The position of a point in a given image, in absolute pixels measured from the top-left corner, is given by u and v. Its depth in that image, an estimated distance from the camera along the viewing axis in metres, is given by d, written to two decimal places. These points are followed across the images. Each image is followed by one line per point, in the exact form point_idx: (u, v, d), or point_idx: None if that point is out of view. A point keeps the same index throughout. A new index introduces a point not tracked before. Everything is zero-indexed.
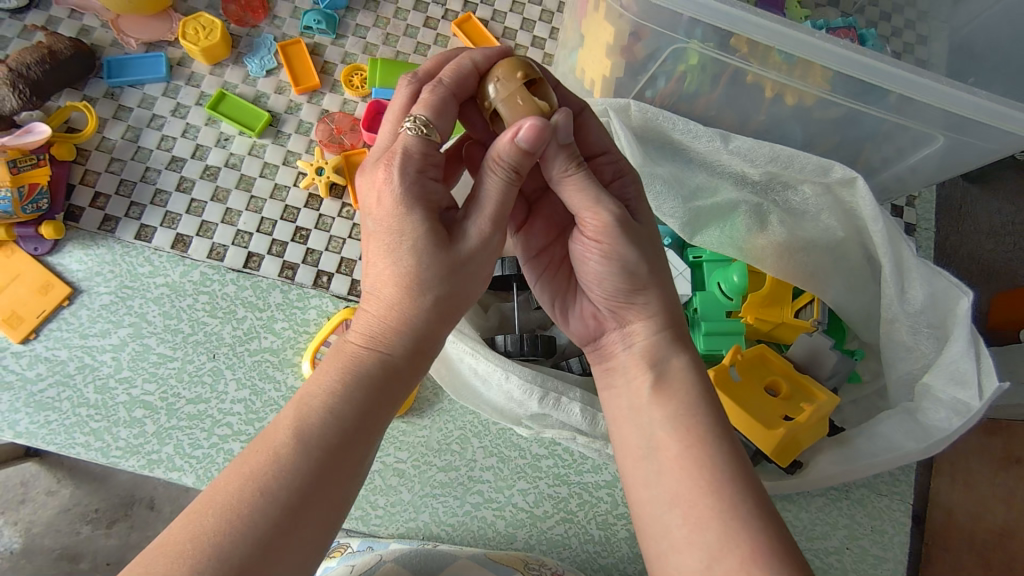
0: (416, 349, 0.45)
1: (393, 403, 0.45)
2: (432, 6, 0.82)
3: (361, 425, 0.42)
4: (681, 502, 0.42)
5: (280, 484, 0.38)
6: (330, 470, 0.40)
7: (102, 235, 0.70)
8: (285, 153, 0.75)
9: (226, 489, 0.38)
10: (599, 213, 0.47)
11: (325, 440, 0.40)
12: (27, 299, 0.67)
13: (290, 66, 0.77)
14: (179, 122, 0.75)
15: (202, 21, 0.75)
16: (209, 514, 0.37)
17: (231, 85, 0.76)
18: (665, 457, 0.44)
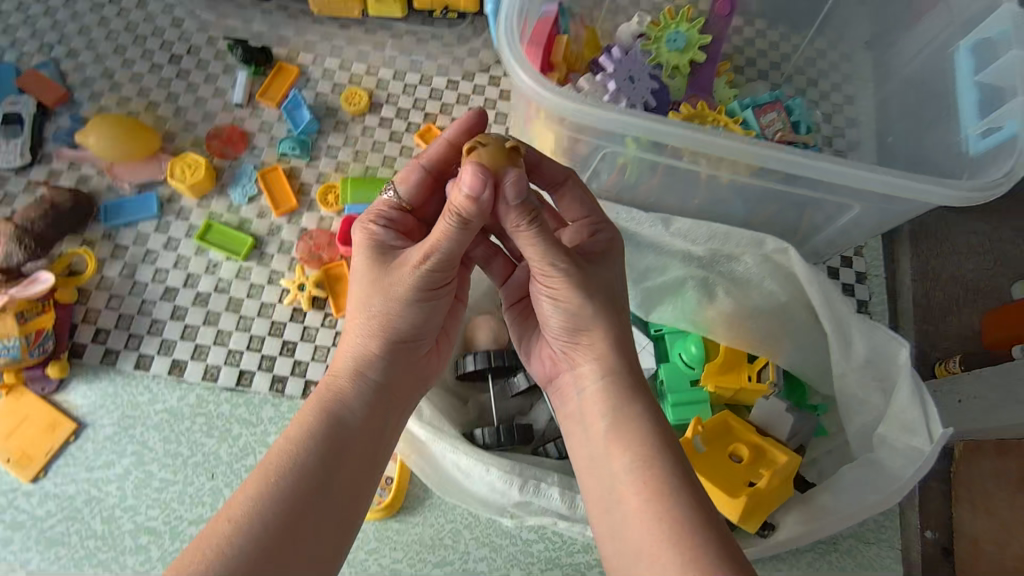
0: (379, 384, 0.55)
1: (362, 433, 0.53)
2: (395, 121, 0.90)
3: (332, 451, 0.50)
4: (653, 550, 0.45)
5: (261, 508, 0.45)
6: (307, 506, 0.47)
7: (105, 368, 0.75)
8: (270, 273, 0.81)
9: (211, 532, 0.44)
10: (549, 262, 0.53)
11: (301, 481, 0.47)
12: (35, 437, 0.71)
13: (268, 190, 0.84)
14: (171, 253, 0.81)
15: (188, 160, 0.83)
16: (203, 541, 0.44)
17: (218, 214, 0.83)
18: (638, 502, 0.47)
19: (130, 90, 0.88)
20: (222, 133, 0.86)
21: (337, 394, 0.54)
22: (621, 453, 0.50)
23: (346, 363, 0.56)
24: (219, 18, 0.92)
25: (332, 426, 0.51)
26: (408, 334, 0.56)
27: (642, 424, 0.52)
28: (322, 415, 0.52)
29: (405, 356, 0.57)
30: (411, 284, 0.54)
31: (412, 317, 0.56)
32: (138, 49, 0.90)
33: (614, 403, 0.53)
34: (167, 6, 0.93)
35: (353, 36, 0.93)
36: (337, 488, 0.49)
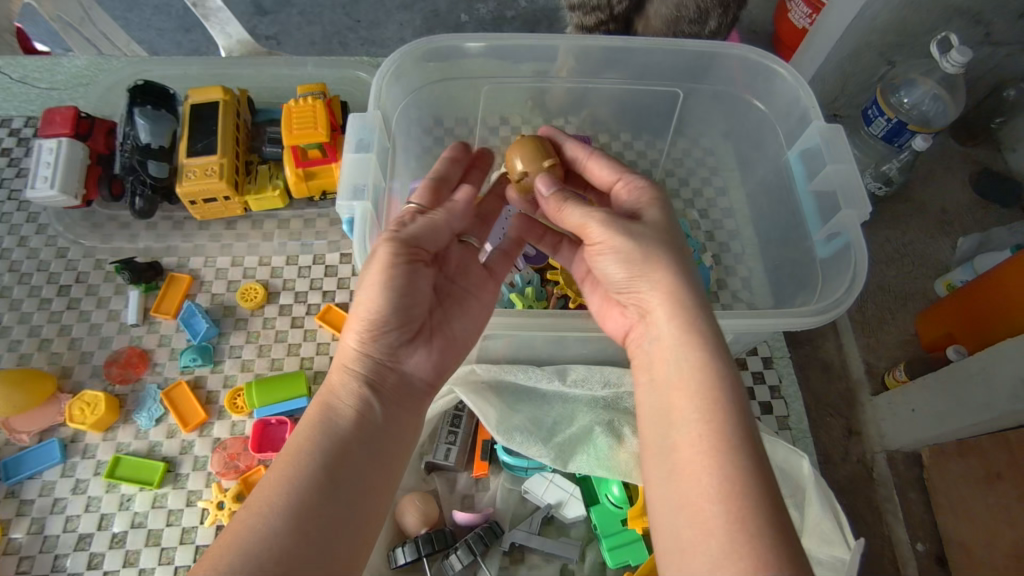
0: (380, 390, 0.59)
1: (367, 437, 0.56)
2: (295, 305, 0.94)
3: (337, 456, 0.54)
4: (717, 497, 0.47)
5: (271, 515, 0.49)
6: (308, 524, 0.49)
7: None
8: (187, 495, 0.80)
9: (224, 537, 0.48)
10: (588, 222, 0.61)
11: (304, 498, 0.50)
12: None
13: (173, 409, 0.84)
14: (80, 497, 0.79)
15: (86, 397, 0.83)
16: (223, 538, 0.48)
17: (125, 445, 0.83)
18: (695, 456, 0.50)
19: (20, 332, 0.90)
20: (120, 358, 0.88)
21: (336, 406, 0.57)
22: (683, 403, 0.53)
23: (354, 348, 0.61)
24: (104, 241, 0.98)
25: (336, 424, 0.56)
26: (405, 306, 0.60)
27: (694, 383, 0.53)
28: (323, 434, 0.55)
29: (396, 377, 0.61)
30: (400, 267, 0.60)
31: (409, 296, 0.61)
32: (24, 287, 0.94)
33: (681, 343, 0.55)
34: (50, 238, 0.97)
35: (240, 232, 1.00)
36: (347, 498, 0.52)
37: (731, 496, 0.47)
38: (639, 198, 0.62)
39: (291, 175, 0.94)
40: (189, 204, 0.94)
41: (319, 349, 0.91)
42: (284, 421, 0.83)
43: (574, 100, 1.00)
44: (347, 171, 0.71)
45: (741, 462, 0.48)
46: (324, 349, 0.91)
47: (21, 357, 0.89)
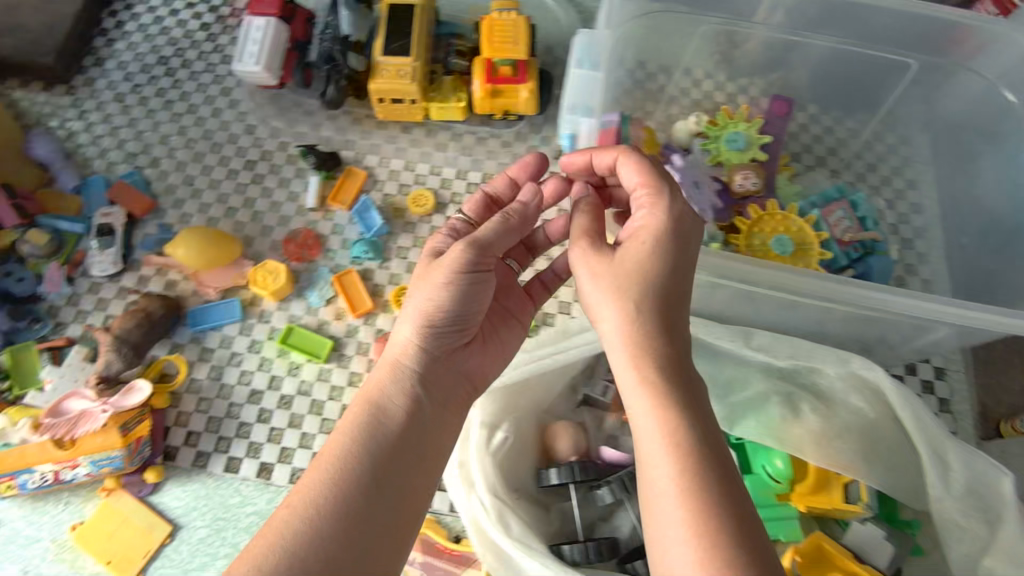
0: (403, 393, 0.61)
1: (405, 441, 0.59)
2: None
3: (379, 462, 0.57)
4: (687, 540, 0.47)
5: (310, 519, 0.53)
6: (351, 530, 0.53)
7: (197, 470, 0.80)
8: (350, 375, 0.86)
9: (310, 529, 0.52)
10: (648, 220, 0.59)
11: (348, 500, 0.54)
12: (136, 539, 0.77)
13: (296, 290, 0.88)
14: (255, 356, 0.86)
15: (268, 267, 0.88)
16: (265, 533, 0.52)
17: (297, 317, 0.89)
18: (720, 491, 0.49)
19: (210, 196, 0.97)
20: (297, 238, 0.93)
21: (379, 404, 0.61)
22: (652, 463, 0.52)
23: (385, 354, 0.64)
24: (289, 124, 1.02)
25: (377, 424, 0.59)
26: (449, 322, 0.63)
27: (701, 437, 0.52)
28: (367, 437, 0.58)
29: (426, 378, 0.63)
30: (433, 276, 0.62)
31: (470, 302, 0.63)
32: (215, 156, 0.99)
33: (679, 388, 0.55)
34: (241, 114, 1.03)
35: (415, 137, 1.02)
36: (379, 508, 0.55)
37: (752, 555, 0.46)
38: (642, 206, 0.60)
39: (479, 89, 0.93)
40: (376, 101, 0.95)
41: None
42: None
43: (778, 56, 0.95)
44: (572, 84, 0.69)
45: (721, 511, 0.48)
46: None
47: (209, 219, 0.95)
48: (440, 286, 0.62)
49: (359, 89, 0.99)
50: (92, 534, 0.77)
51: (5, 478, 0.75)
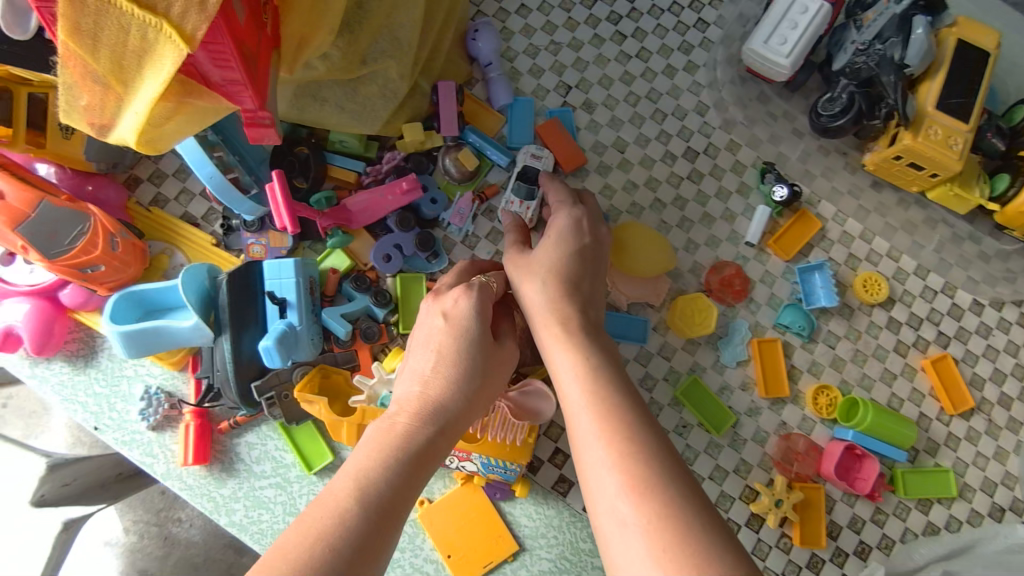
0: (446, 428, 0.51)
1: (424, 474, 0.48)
2: (904, 327, 0.80)
3: (402, 485, 0.45)
4: (627, 499, 0.42)
5: (334, 523, 0.41)
6: (368, 550, 0.41)
7: (555, 495, 0.72)
8: (738, 460, 0.74)
9: (312, 530, 0.41)
10: (558, 223, 0.64)
11: (352, 524, 0.41)
12: (481, 546, 0.69)
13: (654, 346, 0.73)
14: (645, 393, 0.75)
15: (696, 302, 0.77)
16: (311, 532, 0.41)
17: (701, 368, 0.76)
18: (628, 487, 0.42)
19: (640, 176, 0.82)
20: (723, 272, 0.78)
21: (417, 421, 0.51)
22: (584, 435, 0.47)
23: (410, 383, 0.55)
24: (746, 122, 0.84)
25: (418, 447, 0.48)
26: (478, 370, 0.55)
27: (592, 406, 0.48)
28: (394, 453, 0.47)
29: (464, 416, 0.53)
30: (467, 305, 0.57)
31: (479, 351, 0.55)
32: (655, 126, 0.83)
33: (590, 381, 0.50)
34: (695, 84, 0.85)
35: (883, 202, 0.83)
36: (388, 537, 0.43)
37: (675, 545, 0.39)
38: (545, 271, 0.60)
39: None
40: (887, 153, 0.77)
41: (912, 395, 0.78)
42: (864, 455, 0.74)
43: None
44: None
45: (669, 499, 0.41)
46: (916, 398, 0.78)
47: (631, 204, 0.80)
48: (464, 341, 0.55)
49: (858, 127, 0.79)
50: (438, 518, 0.70)
51: None
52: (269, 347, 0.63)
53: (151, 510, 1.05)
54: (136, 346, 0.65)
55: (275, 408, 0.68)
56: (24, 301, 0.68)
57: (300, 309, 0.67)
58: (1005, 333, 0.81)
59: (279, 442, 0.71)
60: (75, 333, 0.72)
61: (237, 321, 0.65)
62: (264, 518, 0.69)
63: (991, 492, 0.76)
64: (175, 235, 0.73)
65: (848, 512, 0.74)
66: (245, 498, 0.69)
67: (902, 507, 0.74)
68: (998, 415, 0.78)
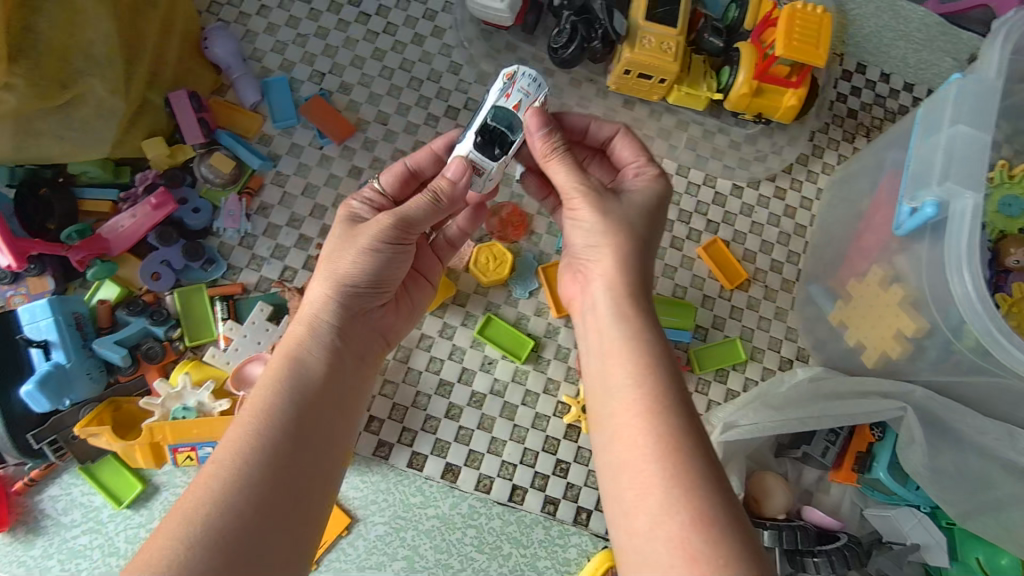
0: (332, 351, 0.57)
1: (322, 400, 0.54)
2: (677, 224, 0.86)
3: (297, 418, 0.51)
4: (636, 417, 0.49)
5: (227, 476, 0.46)
6: (276, 484, 0.47)
7: (377, 460, 0.74)
8: (546, 381, 0.79)
9: (200, 485, 0.45)
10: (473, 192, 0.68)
11: (248, 466, 0.47)
12: None
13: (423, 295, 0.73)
14: (447, 342, 0.78)
15: (494, 250, 0.80)
16: (209, 484, 0.45)
17: (496, 306, 0.80)
18: (632, 406, 0.49)
19: (407, 142, 0.85)
20: (501, 212, 0.82)
21: (292, 362, 0.55)
22: (612, 362, 0.53)
23: (304, 316, 0.58)
24: (498, 71, 0.88)
25: (298, 375, 0.54)
26: (368, 285, 0.59)
27: (627, 347, 0.53)
28: (285, 390, 0.52)
29: (345, 337, 0.59)
30: (374, 233, 0.58)
31: (365, 263, 0.58)
32: (413, 93, 0.87)
33: (616, 311, 0.55)
34: (445, 47, 0.89)
35: (636, 117, 0.89)
36: (301, 468, 0.49)
37: (664, 449, 0.47)
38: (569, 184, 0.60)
39: (743, 83, 0.81)
40: (618, 71, 0.82)
41: (694, 282, 0.84)
42: None
43: None
44: (959, 151, 0.57)
45: (675, 420, 0.48)
46: (698, 284, 0.84)
47: None
48: (354, 253, 0.58)
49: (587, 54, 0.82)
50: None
51: (186, 448, 0.67)
52: (30, 392, 0.63)
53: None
54: None
55: (66, 454, 0.68)
56: None
57: (65, 346, 0.66)
58: (765, 208, 0.89)
59: (84, 487, 0.70)
60: None
61: None
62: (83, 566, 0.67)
63: (778, 348, 0.83)
64: None
65: None
66: (58, 553, 0.68)
67: (703, 382, 0.81)
68: (771, 281, 0.86)
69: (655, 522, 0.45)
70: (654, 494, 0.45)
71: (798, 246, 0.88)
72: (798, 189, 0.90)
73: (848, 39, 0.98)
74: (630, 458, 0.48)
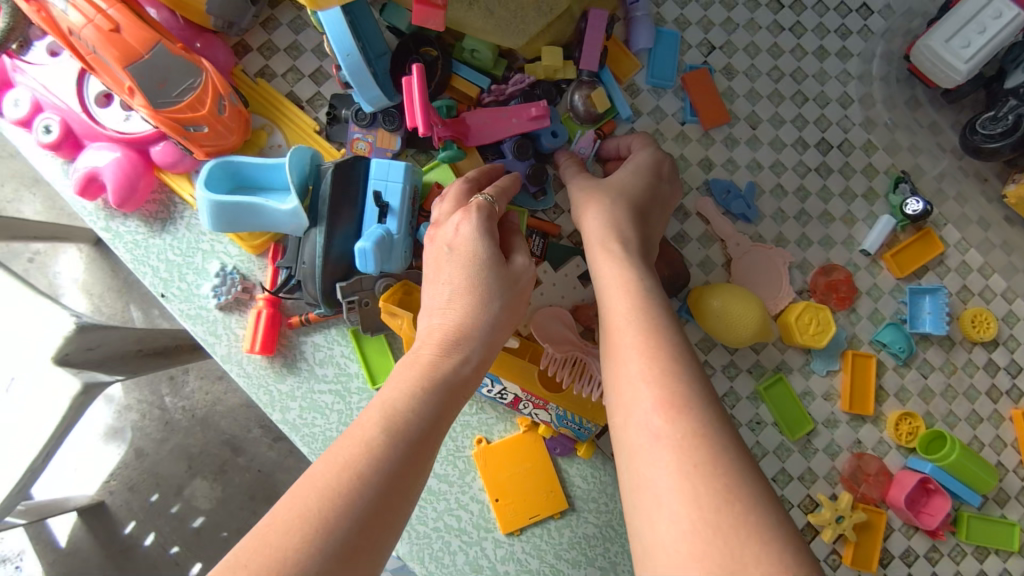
0: (482, 360, 0.50)
1: (451, 405, 0.46)
2: (1002, 372, 0.76)
3: (435, 414, 0.44)
4: (638, 361, 0.44)
5: (359, 477, 0.39)
6: (391, 490, 0.39)
7: (614, 463, 0.68)
8: (806, 469, 0.71)
9: (305, 498, 0.37)
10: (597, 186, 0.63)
11: (377, 463, 0.40)
12: (531, 496, 0.67)
13: (747, 334, 0.67)
14: (725, 381, 0.72)
15: (820, 314, 0.71)
16: (314, 489, 0.38)
17: (787, 368, 0.73)
18: (649, 367, 0.44)
19: (767, 157, 0.77)
20: (833, 276, 0.74)
21: (438, 366, 0.47)
22: (617, 340, 0.47)
23: (455, 317, 0.51)
24: (889, 124, 0.78)
25: (445, 376, 0.47)
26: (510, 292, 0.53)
27: (635, 321, 0.47)
28: (428, 384, 0.46)
29: (506, 314, 0.53)
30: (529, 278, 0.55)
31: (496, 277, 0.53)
32: (793, 109, 0.78)
33: (631, 290, 0.51)
34: (845, 74, 0.79)
35: (1011, 239, 0.78)
36: (405, 459, 0.41)
37: (671, 397, 0.42)
38: (602, 193, 0.61)
39: None
40: None
41: (994, 442, 0.74)
42: (936, 492, 0.70)
43: None
44: None
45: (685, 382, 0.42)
46: (997, 445, 0.74)
47: (752, 183, 0.76)
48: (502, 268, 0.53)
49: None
50: (495, 461, 0.67)
51: None
52: (366, 248, 0.60)
53: (156, 393, 1.12)
54: (223, 218, 0.61)
55: (354, 312, 0.65)
56: (112, 149, 0.65)
57: (400, 218, 0.63)
58: None
59: (346, 349, 0.68)
60: (156, 193, 0.68)
61: (333, 215, 0.62)
62: (318, 422, 0.67)
63: None
64: (281, 113, 0.70)
65: (902, 544, 0.71)
66: (302, 399, 0.67)
67: (958, 550, 0.71)
68: None
69: (671, 515, 0.37)
70: (670, 471, 0.39)
71: None
72: None
73: None
74: (650, 438, 0.41)
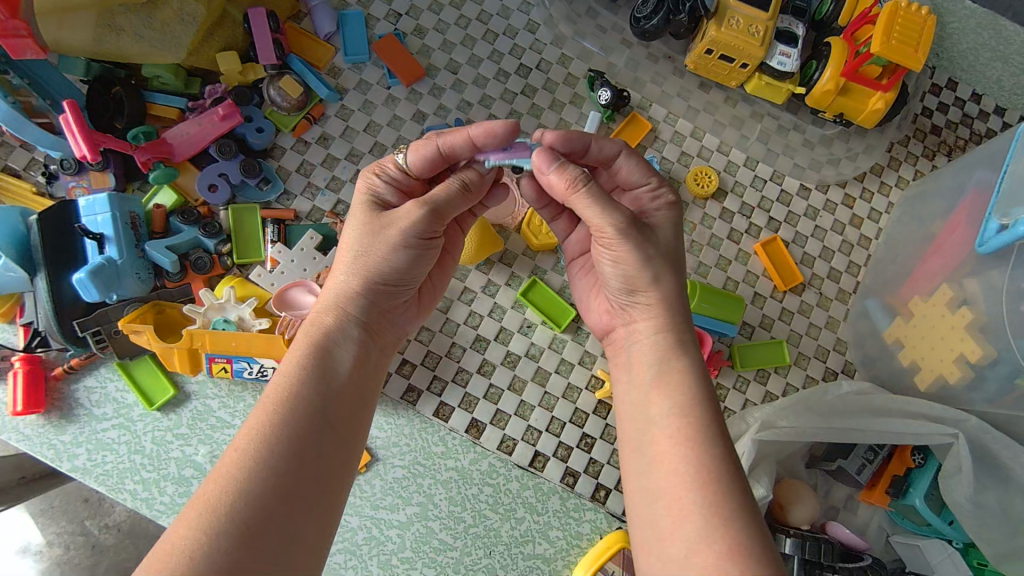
0: (365, 336, 0.55)
1: (349, 389, 0.52)
2: (737, 216, 0.84)
3: (324, 394, 0.50)
4: (662, 395, 0.54)
5: (256, 463, 0.44)
6: (293, 471, 0.45)
7: (404, 404, 0.74)
8: (583, 352, 0.78)
9: (204, 490, 0.43)
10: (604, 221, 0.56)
11: (269, 449, 0.45)
12: None
13: (474, 246, 0.75)
14: (488, 299, 0.78)
15: None
16: (216, 479, 0.43)
17: (542, 271, 0.79)
18: (673, 444, 0.50)
19: (474, 94, 0.83)
20: None
21: (323, 350, 0.52)
22: (645, 371, 0.56)
23: (333, 299, 0.56)
24: (576, 35, 0.86)
25: (323, 360, 0.52)
26: (396, 277, 0.57)
27: (662, 353, 0.56)
28: (309, 368, 0.51)
29: (387, 298, 0.58)
30: (405, 227, 0.55)
31: (399, 259, 0.56)
32: (487, 46, 0.85)
33: (659, 354, 0.56)
34: (525, 4, 0.87)
35: (710, 101, 0.86)
36: (309, 445, 0.47)
37: (686, 426, 0.51)
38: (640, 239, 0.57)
39: (829, 80, 0.77)
40: (699, 50, 0.80)
41: (747, 277, 0.82)
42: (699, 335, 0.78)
43: None
44: None
45: (706, 414, 0.51)
46: (750, 280, 0.82)
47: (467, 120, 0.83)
48: (382, 246, 0.55)
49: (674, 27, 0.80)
50: None
51: (222, 359, 0.67)
52: (83, 279, 0.62)
53: (75, 519, 1.03)
54: None
55: (106, 347, 0.68)
56: None
57: (119, 243, 0.67)
58: (831, 214, 0.86)
59: (120, 383, 0.70)
60: None
61: (52, 259, 0.65)
62: (108, 459, 0.68)
63: (824, 359, 0.81)
64: None
65: None
66: (88, 442, 0.68)
67: (742, 380, 0.79)
68: (828, 288, 0.83)
69: (670, 508, 0.47)
70: (672, 468, 0.49)
71: (860, 257, 0.85)
72: (867, 200, 0.87)
73: (947, 48, 0.90)
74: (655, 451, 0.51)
